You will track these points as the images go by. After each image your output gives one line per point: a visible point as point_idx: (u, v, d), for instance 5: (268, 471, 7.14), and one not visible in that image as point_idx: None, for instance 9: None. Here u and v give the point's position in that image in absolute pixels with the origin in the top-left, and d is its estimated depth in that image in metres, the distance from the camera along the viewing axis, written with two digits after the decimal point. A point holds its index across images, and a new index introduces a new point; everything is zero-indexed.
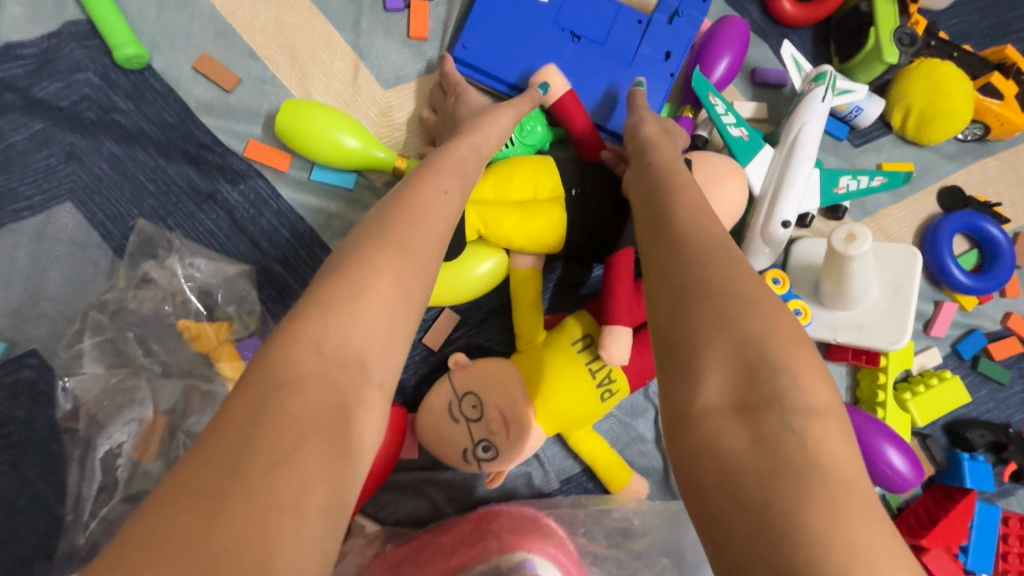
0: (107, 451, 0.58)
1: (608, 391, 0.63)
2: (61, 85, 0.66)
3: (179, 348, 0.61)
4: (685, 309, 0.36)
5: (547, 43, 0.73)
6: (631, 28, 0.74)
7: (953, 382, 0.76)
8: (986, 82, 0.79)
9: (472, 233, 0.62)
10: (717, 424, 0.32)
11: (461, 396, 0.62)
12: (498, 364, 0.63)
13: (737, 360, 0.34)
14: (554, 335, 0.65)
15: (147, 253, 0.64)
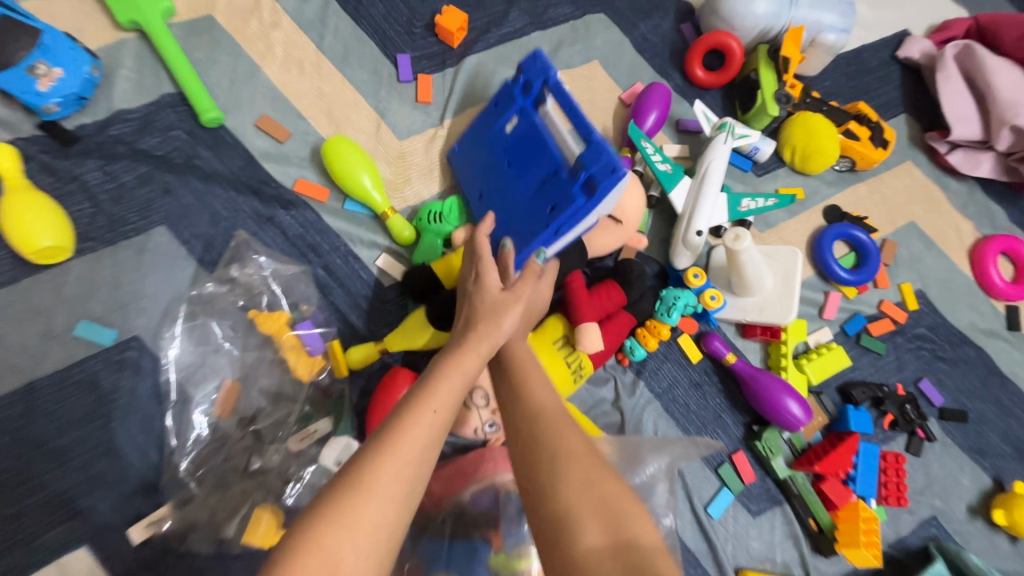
0: (201, 406, 0.79)
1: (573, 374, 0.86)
2: (158, 140, 0.88)
3: (250, 332, 0.81)
4: (558, 518, 0.49)
5: (485, 175, 0.88)
6: (540, 220, 0.79)
7: (838, 352, 0.99)
8: (847, 128, 1.06)
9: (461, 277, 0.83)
10: (593, 565, 0.45)
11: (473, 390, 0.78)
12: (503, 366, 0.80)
13: (599, 511, 0.48)
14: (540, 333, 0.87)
15: (235, 259, 0.84)
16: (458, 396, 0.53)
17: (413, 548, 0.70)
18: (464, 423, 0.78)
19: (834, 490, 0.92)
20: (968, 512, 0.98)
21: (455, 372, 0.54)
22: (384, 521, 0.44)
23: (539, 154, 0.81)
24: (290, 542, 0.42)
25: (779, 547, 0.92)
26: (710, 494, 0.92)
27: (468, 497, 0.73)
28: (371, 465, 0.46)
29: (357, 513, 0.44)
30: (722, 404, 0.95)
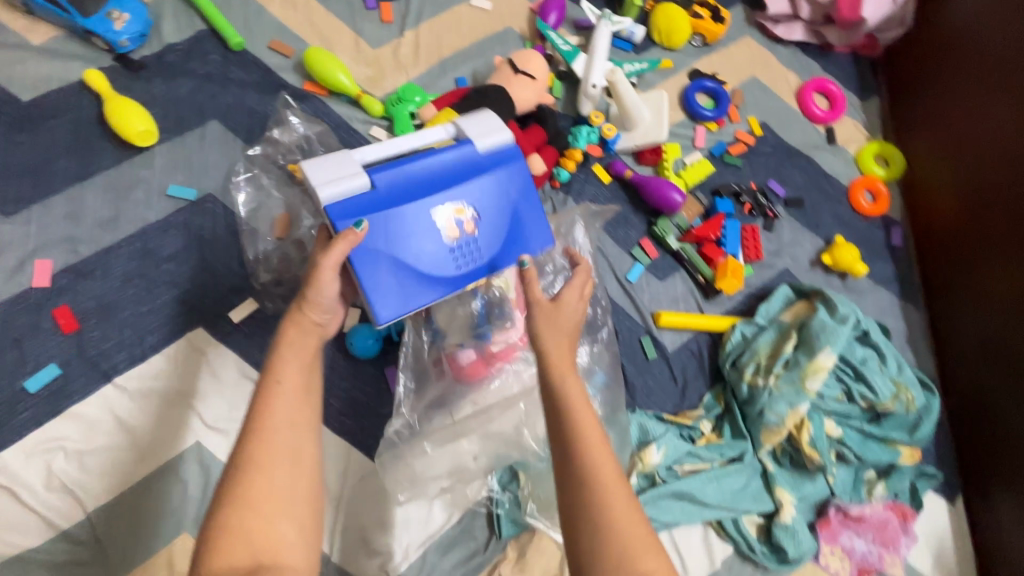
0: (264, 232, 1.13)
1: None
2: (200, 63, 1.22)
3: (290, 179, 1.15)
4: (579, 479, 0.67)
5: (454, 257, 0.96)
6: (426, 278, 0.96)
7: (704, 163, 1.39)
8: (695, 11, 1.49)
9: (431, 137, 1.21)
10: None
11: None
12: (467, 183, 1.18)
13: None
14: None
15: (276, 123, 1.18)
16: (303, 366, 0.76)
17: None
18: None
19: (711, 251, 1.32)
20: (810, 263, 1.41)
21: (290, 351, 0.76)
22: (283, 477, 0.69)
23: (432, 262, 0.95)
24: (212, 531, 0.65)
25: (681, 298, 1.33)
26: (628, 267, 1.32)
27: None
28: (249, 462, 0.68)
29: (257, 489, 0.67)
30: (629, 209, 1.36)
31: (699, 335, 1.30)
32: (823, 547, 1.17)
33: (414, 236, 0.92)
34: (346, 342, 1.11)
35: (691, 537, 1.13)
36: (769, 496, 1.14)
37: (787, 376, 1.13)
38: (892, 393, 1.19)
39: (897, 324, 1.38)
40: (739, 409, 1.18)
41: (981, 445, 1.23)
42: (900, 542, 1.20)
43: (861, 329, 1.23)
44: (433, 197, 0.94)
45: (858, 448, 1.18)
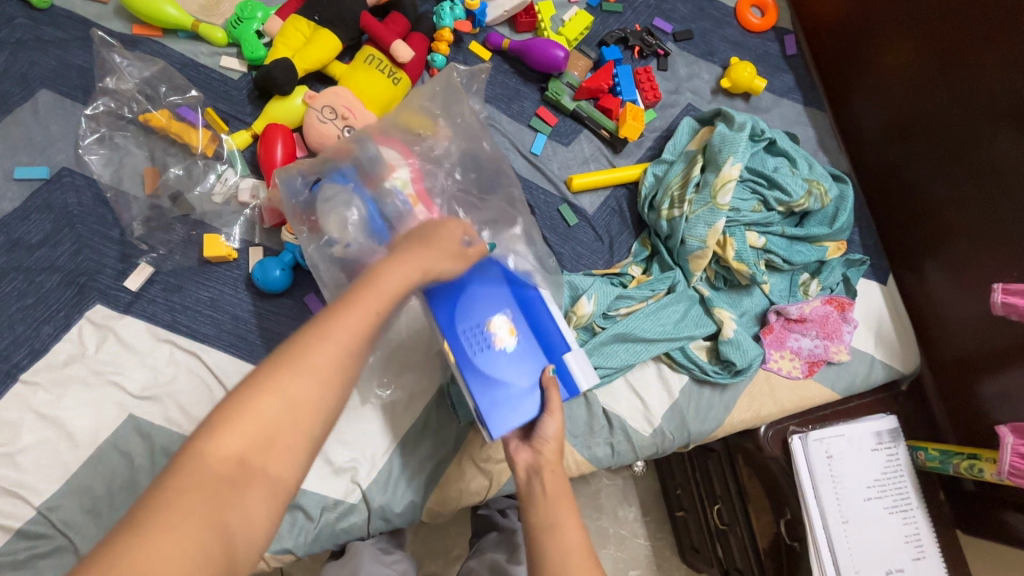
0: (134, 192, 1.06)
1: (396, 80, 1.17)
2: (7, 30, 1.09)
3: (148, 131, 1.08)
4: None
5: (475, 332, 0.86)
6: (472, 327, 0.87)
7: (582, 15, 1.33)
8: None
9: (284, 49, 1.13)
10: None
11: (321, 111, 1.11)
12: (334, 89, 1.12)
13: None
14: (356, 66, 1.16)
15: (106, 73, 1.09)
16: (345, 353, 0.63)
17: (305, 193, 1.04)
18: (328, 135, 1.11)
19: (608, 103, 1.29)
20: (712, 93, 1.39)
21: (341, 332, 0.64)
22: (310, 388, 0.61)
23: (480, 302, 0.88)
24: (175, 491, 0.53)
25: (591, 159, 1.31)
26: (530, 141, 1.29)
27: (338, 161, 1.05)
28: (295, 355, 0.61)
29: (288, 382, 0.60)
30: (518, 82, 1.31)
31: (616, 190, 1.29)
32: (771, 350, 1.22)
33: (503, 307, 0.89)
34: (252, 279, 1.07)
35: (646, 376, 1.17)
36: (709, 319, 1.17)
37: (698, 199, 1.12)
38: (806, 190, 1.19)
39: (805, 132, 1.40)
40: (664, 248, 1.19)
41: (904, 224, 1.30)
42: (843, 330, 1.26)
43: (766, 138, 1.23)
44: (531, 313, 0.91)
45: (785, 253, 1.21)
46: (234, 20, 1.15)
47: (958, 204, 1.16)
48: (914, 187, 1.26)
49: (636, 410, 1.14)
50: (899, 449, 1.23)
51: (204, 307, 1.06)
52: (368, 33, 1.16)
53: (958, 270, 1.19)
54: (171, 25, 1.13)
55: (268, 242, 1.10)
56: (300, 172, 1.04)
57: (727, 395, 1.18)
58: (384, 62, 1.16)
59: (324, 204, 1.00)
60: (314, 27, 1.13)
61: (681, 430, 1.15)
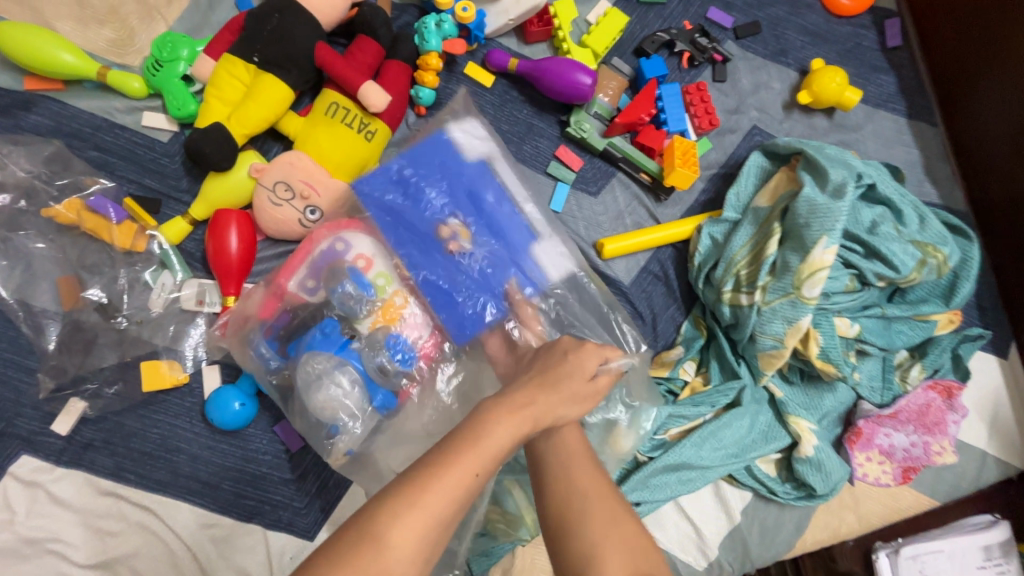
0: (50, 309, 0.84)
1: (370, 132, 0.87)
2: None
3: (58, 229, 0.85)
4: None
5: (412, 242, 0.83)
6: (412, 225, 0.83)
7: (615, 14, 0.99)
8: None
9: (219, 106, 0.85)
10: None
11: (274, 188, 0.85)
12: (288, 155, 0.85)
13: None
14: (315, 118, 0.87)
15: None
16: (431, 518, 0.47)
17: (267, 350, 0.80)
18: (286, 220, 0.85)
19: (649, 138, 0.99)
20: (785, 109, 1.07)
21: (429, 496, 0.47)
22: None
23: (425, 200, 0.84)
24: None
25: (627, 212, 1.02)
26: (549, 193, 1.01)
27: (297, 283, 0.80)
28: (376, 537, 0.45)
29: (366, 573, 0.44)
30: (531, 113, 1.01)
31: (660, 252, 1.02)
32: (858, 454, 0.98)
33: (430, 180, 0.85)
34: (206, 413, 0.86)
35: (701, 498, 0.95)
36: (782, 428, 0.93)
37: (776, 286, 0.84)
38: (918, 261, 0.90)
39: (906, 155, 1.08)
40: (725, 338, 0.93)
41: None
42: (948, 422, 1.00)
43: (865, 182, 0.92)
44: (471, 195, 0.85)
45: (882, 339, 0.94)
46: (153, 64, 0.87)
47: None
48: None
49: (688, 541, 0.94)
50: (1013, 567, 1.00)
51: (152, 448, 0.86)
52: (327, 74, 0.87)
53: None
54: (71, 77, 0.86)
55: (226, 358, 0.87)
56: (262, 330, 0.80)
57: (800, 515, 0.96)
58: (351, 110, 0.87)
59: (304, 377, 0.75)
60: (254, 73, 0.85)
61: (743, 563, 0.94)
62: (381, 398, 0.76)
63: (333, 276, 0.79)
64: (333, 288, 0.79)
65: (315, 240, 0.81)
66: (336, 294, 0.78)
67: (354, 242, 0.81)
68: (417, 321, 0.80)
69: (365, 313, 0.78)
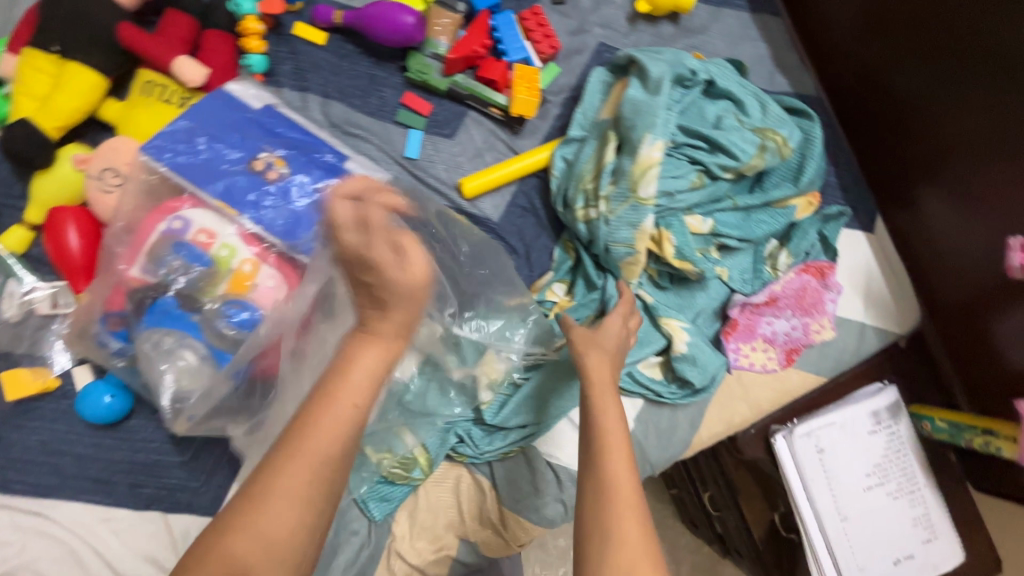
0: None
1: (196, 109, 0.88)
2: None
3: None
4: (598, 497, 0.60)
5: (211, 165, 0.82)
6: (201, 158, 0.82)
7: None
8: None
9: (29, 103, 0.83)
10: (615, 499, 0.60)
11: (103, 177, 0.83)
12: (111, 141, 0.83)
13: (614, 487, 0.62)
14: (136, 101, 0.86)
15: None
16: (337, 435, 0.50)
17: (116, 343, 0.81)
18: None
19: (490, 70, 0.98)
20: (629, 22, 1.07)
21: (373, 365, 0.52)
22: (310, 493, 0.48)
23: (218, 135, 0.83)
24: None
25: (485, 149, 1.02)
26: (403, 142, 1.00)
27: (138, 270, 0.78)
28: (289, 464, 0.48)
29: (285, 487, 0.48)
30: (371, 64, 1.00)
31: (524, 183, 1.03)
32: (741, 345, 1.01)
33: (224, 138, 0.84)
34: (84, 411, 0.86)
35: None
36: (656, 332, 0.96)
37: (617, 194, 0.86)
38: (758, 146, 0.91)
39: (754, 50, 1.09)
40: (588, 256, 0.95)
41: (915, 138, 0.96)
42: (825, 301, 1.04)
43: (698, 81, 0.94)
44: (252, 131, 0.86)
45: (742, 229, 0.96)
46: None
47: (1018, 84, 0.79)
48: (934, 89, 0.90)
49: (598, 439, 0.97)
50: (900, 426, 1.06)
51: (39, 453, 0.87)
52: (137, 53, 0.85)
53: (989, 207, 0.88)
54: None
55: None
56: (101, 322, 0.81)
57: (691, 412, 1.00)
58: (171, 87, 0.86)
59: (151, 355, 0.77)
60: (60, 63, 0.83)
61: (644, 467, 0.98)
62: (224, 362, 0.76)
63: (160, 253, 0.78)
64: (161, 266, 0.78)
65: (152, 222, 0.79)
66: (165, 269, 0.78)
67: (192, 220, 0.80)
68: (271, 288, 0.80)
69: (210, 284, 0.78)
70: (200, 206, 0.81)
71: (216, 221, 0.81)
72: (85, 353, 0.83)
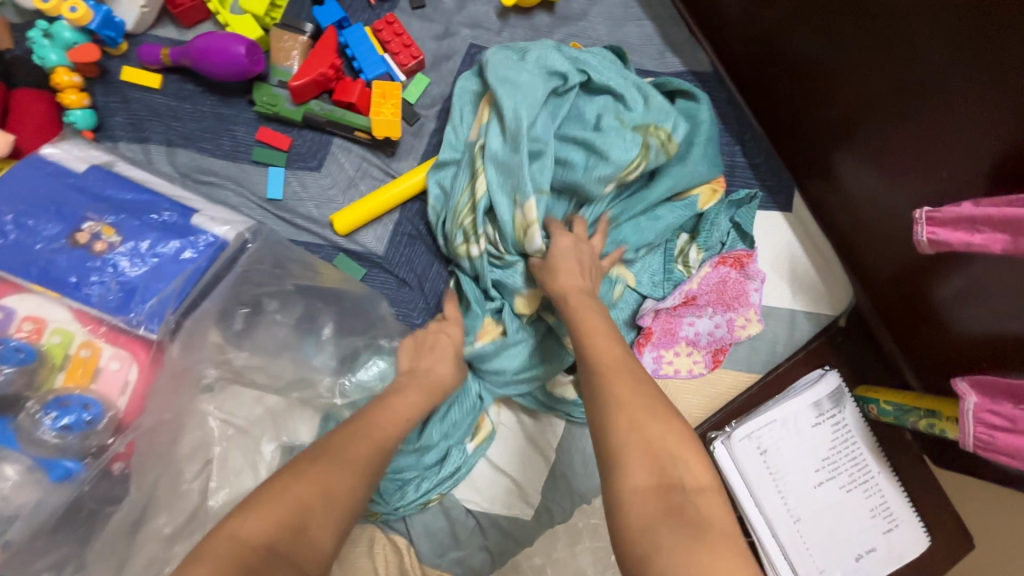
0: None
1: None
2: None
3: None
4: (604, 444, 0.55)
5: (20, 251, 0.73)
6: (12, 246, 0.73)
7: None
8: None
9: None
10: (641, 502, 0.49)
11: None
12: None
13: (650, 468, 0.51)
14: None
15: None
16: (415, 400, 0.73)
17: None
18: None
19: (346, 92, 0.89)
20: (500, 17, 0.98)
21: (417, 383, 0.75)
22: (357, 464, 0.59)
23: (30, 217, 0.74)
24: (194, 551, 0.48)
25: (358, 178, 0.93)
26: (264, 183, 0.91)
27: None
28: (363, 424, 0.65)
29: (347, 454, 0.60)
30: (217, 102, 0.91)
31: (407, 209, 0.94)
32: (662, 351, 0.95)
33: (36, 215, 0.74)
34: None
35: (518, 449, 0.92)
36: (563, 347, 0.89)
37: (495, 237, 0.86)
38: (640, 146, 0.83)
39: (641, 30, 1.01)
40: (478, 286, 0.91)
41: (819, 102, 0.87)
42: (749, 292, 0.96)
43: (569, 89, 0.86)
44: (76, 202, 0.76)
45: (637, 235, 0.91)
46: None
47: (887, 65, 0.75)
48: (828, 44, 0.81)
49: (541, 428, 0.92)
50: (845, 413, 0.99)
51: None
52: None
53: (902, 169, 0.79)
54: None
55: None
56: None
57: None
58: None
59: None
60: None
61: (573, 500, 0.90)
62: (55, 470, 0.67)
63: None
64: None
65: None
66: None
67: (9, 311, 0.71)
68: (112, 372, 0.71)
69: (39, 379, 0.69)
70: (21, 293, 0.72)
71: (36, 307, 0.72)
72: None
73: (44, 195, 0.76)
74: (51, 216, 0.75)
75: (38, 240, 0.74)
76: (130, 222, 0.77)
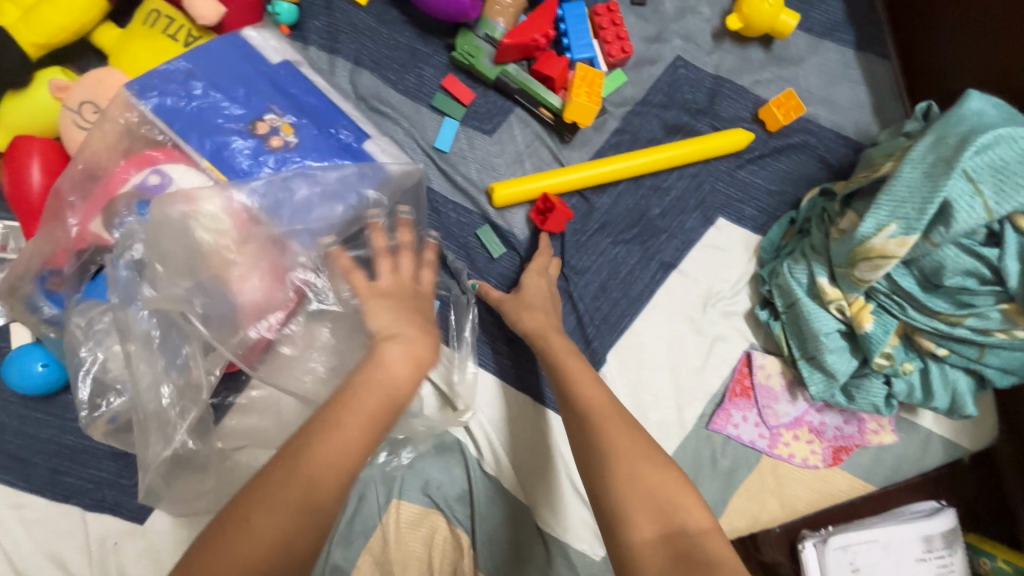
0: None
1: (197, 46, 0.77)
2: None
3: None
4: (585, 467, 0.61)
5: (197, 121, 0.70)
6: (195, 113, 0.70)
7: None
8: None
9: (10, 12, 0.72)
10: (647, 556, 0.52)
11: (79, 109, 0.72)
12: (98, 70, 0.72)
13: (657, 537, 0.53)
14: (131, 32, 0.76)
15: None
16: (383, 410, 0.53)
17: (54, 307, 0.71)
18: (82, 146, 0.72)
19: (548, 65, 0.85)
20: (715, 38, 0.93)
21: (354, 395, 0.53)
22: (325, 470, 0.48)
23: (218, 91, 0.71)
24: None
25: (526, 154, 0.89)
26: (434, 129, 0.87)
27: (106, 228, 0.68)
28: (299, 442, 0.50)
29: (220, 547, 0.45)
30: (414, 36, 0.87)
31: (564, 201, 0.89)
32: (780, 428, 0.88)
33: (226, 89, 0.71)
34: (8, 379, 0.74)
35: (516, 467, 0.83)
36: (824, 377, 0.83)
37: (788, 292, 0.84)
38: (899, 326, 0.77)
39: (853, 94, 0.94)
40: (778, 324, 0.86)
41: None
42: None
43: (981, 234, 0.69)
44: (261, 93, 0.73)
45: (878, 393, 0.81)
46: None
47: None
48: None
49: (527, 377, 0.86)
50: (955, 557, 0.87)
51: None
52: None
53: None
54: None
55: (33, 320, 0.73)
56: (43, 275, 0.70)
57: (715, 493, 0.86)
58: (174, 20, 0.76)
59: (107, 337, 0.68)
60: None
61: None
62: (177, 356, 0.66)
63: (125, 213, 0.68)
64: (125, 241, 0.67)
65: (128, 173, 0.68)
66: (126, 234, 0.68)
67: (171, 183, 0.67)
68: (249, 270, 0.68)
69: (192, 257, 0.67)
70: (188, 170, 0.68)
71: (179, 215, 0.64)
72: (21, 316, 0.72)
73: (241, 74, 0.73)
74: (237, 99, 0.71)
75: (221, 118, 0.70)
76: (309, 133, 0.73)
